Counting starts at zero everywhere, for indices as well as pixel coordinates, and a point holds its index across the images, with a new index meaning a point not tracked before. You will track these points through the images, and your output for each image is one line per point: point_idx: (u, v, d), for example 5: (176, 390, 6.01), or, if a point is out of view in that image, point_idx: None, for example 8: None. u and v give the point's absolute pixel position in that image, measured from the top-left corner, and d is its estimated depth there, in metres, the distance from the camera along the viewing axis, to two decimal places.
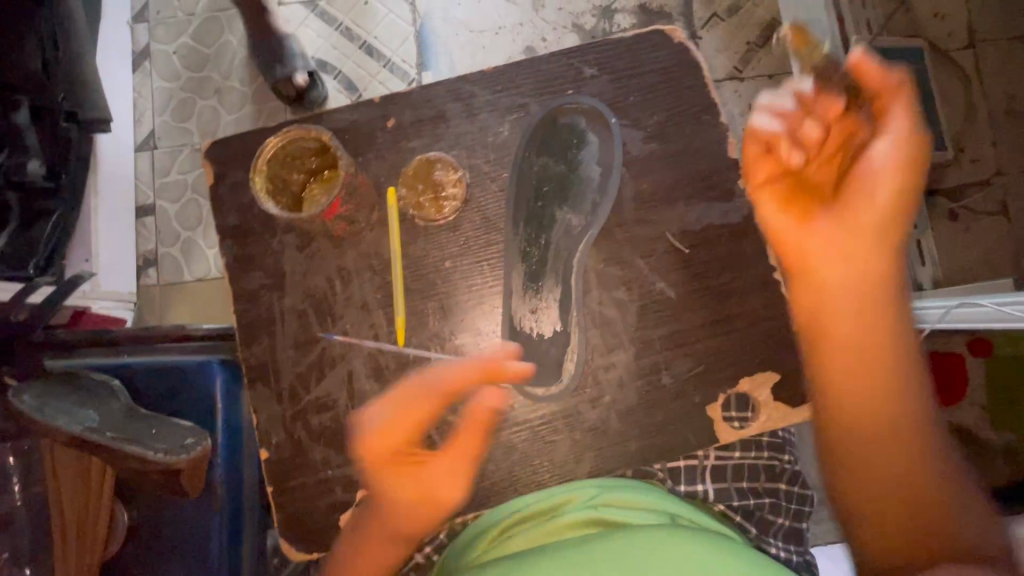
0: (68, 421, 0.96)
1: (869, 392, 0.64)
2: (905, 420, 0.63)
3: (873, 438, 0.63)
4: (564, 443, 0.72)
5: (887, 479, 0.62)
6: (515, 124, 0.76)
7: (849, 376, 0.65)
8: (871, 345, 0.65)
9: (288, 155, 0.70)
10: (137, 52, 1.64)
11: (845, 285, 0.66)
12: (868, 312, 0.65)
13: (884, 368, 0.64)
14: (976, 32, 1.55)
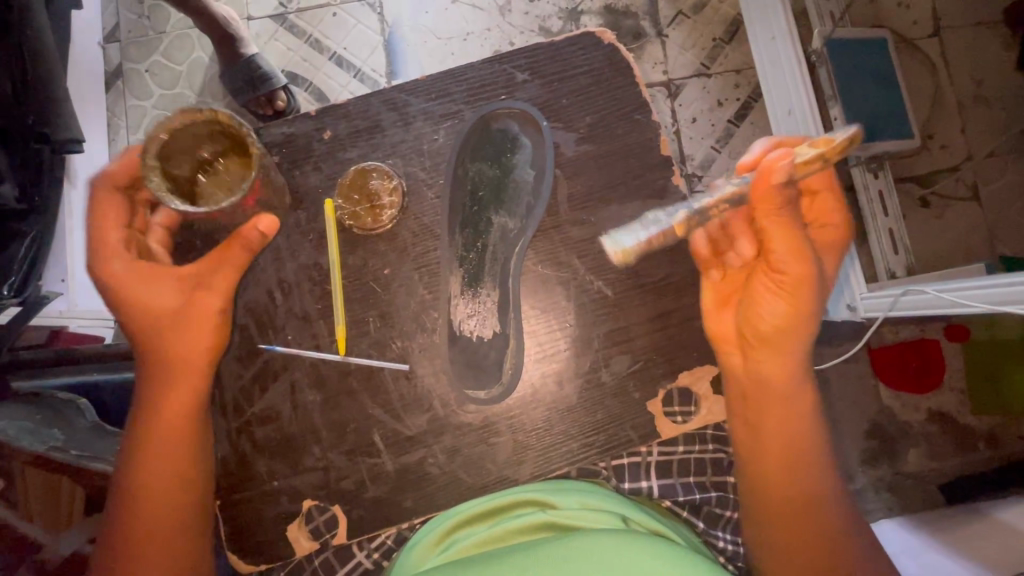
0: (32, 440, 0.98)
1: (779, 473, 0.67)
2: (812, 497, 0.66)
3: (786, 513, 0.66)
4: (506, 445, 0.73)
5: (798, 544, 0.65)
6: (449, 131, 0.77)
7: (761, 456, 0.68)
8: (784, 435, 0.67)
9: (194, 150, 0.71)
10: (109, 72, 1.65)
11: (755, 383, 0.68)
12: (776, 401, 0.67)
13: (793, 458, 0.67)
14: (940, 19, 1.56)
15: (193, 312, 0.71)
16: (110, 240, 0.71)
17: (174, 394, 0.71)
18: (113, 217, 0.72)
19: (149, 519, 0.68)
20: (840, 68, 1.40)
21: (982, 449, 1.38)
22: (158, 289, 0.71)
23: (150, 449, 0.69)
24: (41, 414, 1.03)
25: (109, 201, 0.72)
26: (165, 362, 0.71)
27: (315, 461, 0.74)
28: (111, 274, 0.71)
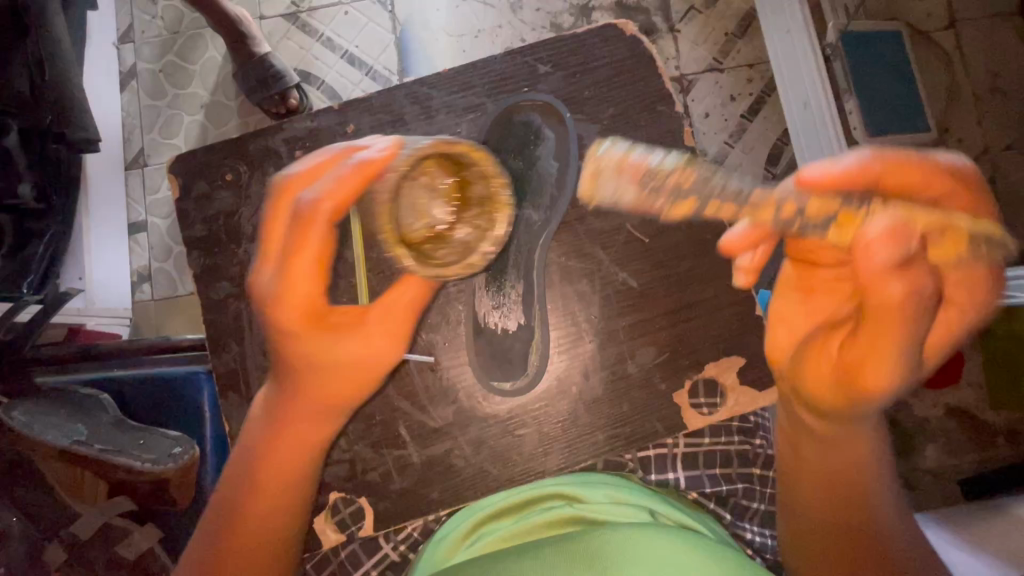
0: (58, 435, 1.00)
1: (829, 498, 0.64)
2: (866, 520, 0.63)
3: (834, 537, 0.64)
4: (532, 436, 0.73)
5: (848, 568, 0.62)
6: (472, 124, 0.77)
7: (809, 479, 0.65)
8: (837, 461, 0.64)
9: (404, 171, 0.59)
10: (123, 72, 1.66)
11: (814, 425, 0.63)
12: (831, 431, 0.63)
13: (844, 486, 0.64)
14: (956, 11, 1.55)
15: (364, 363, 0.64)
16: (301, 284, 0.57)
17: (304, 428, 0.65)
18: (317, 257, 0.56)
19: (240, 547, 0.63)
20: (857, 61, 1.39)
21: (1002, 445, 1.37)
22: (330, 345, 0.61)
23: (261, 485, 0.65)
24: (63, 408, 1.04)
25: (306, 236, 0.56)
26: (309, 397, 0.64)
27: (341, 453, 0.74)
28: (287, 323, 0.58)
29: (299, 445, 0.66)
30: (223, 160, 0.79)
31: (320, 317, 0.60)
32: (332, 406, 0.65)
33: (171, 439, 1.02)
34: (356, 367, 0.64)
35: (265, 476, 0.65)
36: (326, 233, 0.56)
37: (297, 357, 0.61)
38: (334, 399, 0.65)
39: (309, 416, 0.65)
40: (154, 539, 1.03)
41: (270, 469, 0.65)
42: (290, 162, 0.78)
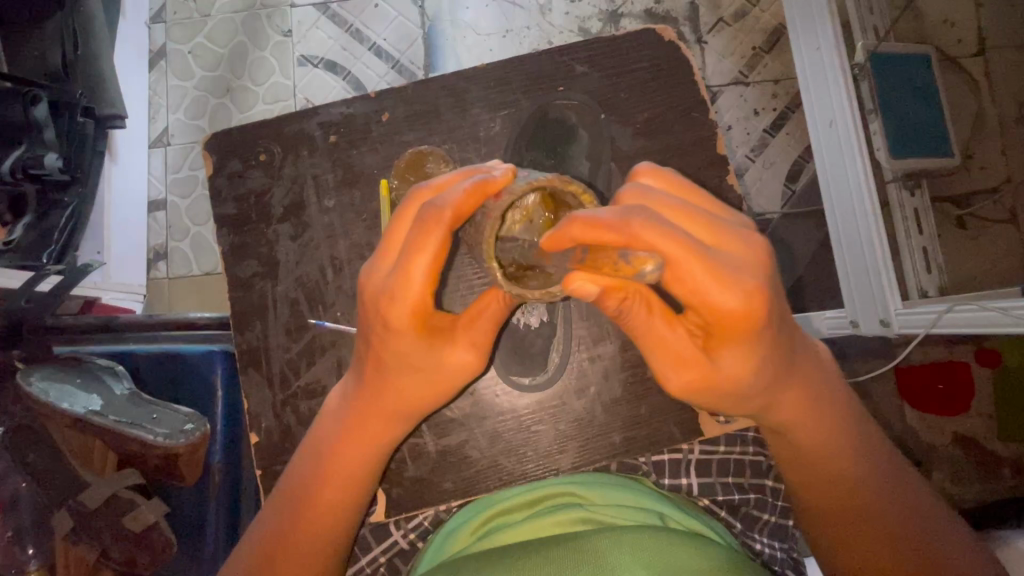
0: (73, 403, 1.01)
1: (832, 493, 0.66)
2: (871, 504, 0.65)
3: (843, 523, 0.66)
4: (549, 433, 0.74)
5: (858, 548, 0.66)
6: (506, 119, 0.78)
7: (803, 482, 0.68)
8: (814, 462, 0.66)
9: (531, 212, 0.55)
10: (153, 51, 1.68)
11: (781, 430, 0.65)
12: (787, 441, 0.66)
13: (830, 460, 0.66)
14: (985, 39, 1.54)
15: (446, 370, 0.63)
16: (416, 282, 0.56)
17: (372, 430, 0.66)
18: (434, 260, 0.55)
19: (300, 537, 0.65)
20: (884, 82, 1.38)
21: (1006, 476, 1.36)
22: (415, 343, 0.60)
23: (319, 488, 0.66)
24: (80, 376, 1.05)
25: (426, 238, 0.54)
26: (393, 397, 0.64)
27: None
28: (394, 320, 0.58)
29: (370, 441, 0.66)
30: (258, 141, 0.80)
31: (424, 318, 0.59)
32: (415, 410, 0.66)
33: (182, 414, 1.03)
34: (435, 377, 0.63)
35: (341, 462, 0.66)
36: (445, 237, 0.54)
37: (388, 349, 0.61)
38: (418, 401, 0.65)
39: (390, 412, 0.65)
40: (159, 513, 1.03)
41: (336, 461, 0.66)
42: (324, 147, 0.79)
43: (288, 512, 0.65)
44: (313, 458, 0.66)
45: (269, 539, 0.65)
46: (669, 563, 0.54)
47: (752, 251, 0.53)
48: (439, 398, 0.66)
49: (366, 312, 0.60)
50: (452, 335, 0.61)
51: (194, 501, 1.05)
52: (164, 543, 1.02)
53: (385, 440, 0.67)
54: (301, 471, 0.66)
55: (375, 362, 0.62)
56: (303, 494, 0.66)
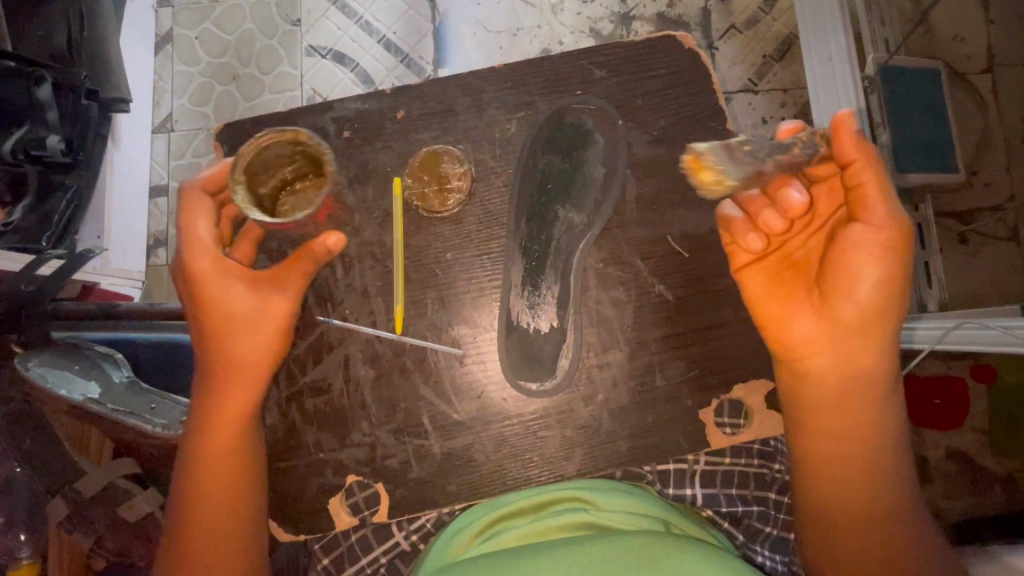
0: (71, 390, 0.99)
1: (858, 489, 0.65)
2: (889, 517, 0.65)
3: (858, 530, 0.65)
4: (555, 438, 0.74)
5: (866, 560, 0.64)
6: (522, 121, 0.77)
7: (834, 467, 0.66)
8: (866, 441, 0.66)
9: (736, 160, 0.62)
10: (159, 35, 1.66)
11: (826, 415, 0.67)
12: (846, 410, 0.66)
13: (862, 456, 0.66)
14: (995, 56, 1.54)
15: (270, 323, 0.71)
16: (201, 237, 0.71)
17: (232, 403, 0.71)
18: (206, 216, 0.71)
19: (206, 516, 0.69)
20: (893, 96, 1.39)
21: (1000, 494, 1.35)
22: (244, 290, 0.70)
23: (206, 472, 0.70)
24: (77, 363, 1.03)
25: (197, 204, 0.71)
26: (227, 357, 0.71)
27: (363, 436, 0.75)
28: (200, 272, 0.70)
29: (226, 406, 0.71)
30: (270, 133, 0.79)
31: (236, 272, 0.71)
32: (243, 366, 0.71)
33: (181, 405, 1.00)
34: (260, 327, 0.71)
35: (213, 437, 0.70)
36: (206, 200, 0.72)
37: (213, 307, 0.70)
38: (249, 351, 0.71)
39: (227, 368, 0.71)
40: (155, 502, 1.02)
41: (209, 447, 0.70)
42: (337, 142, 0.78)
43: (201, 497, 0.69)
44: (194, 442, 0.71)
45: (177, 518, 0.70)
46: (670, 565, 0.54)
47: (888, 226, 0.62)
48: (270, 349, 0.72)
49: (194, 288, 0.71)
50: (269, 290, 0.71)
51: None
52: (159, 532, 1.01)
53: (242, 404, 0.71)
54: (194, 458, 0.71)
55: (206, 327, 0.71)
56: (205, 477, 0.70)
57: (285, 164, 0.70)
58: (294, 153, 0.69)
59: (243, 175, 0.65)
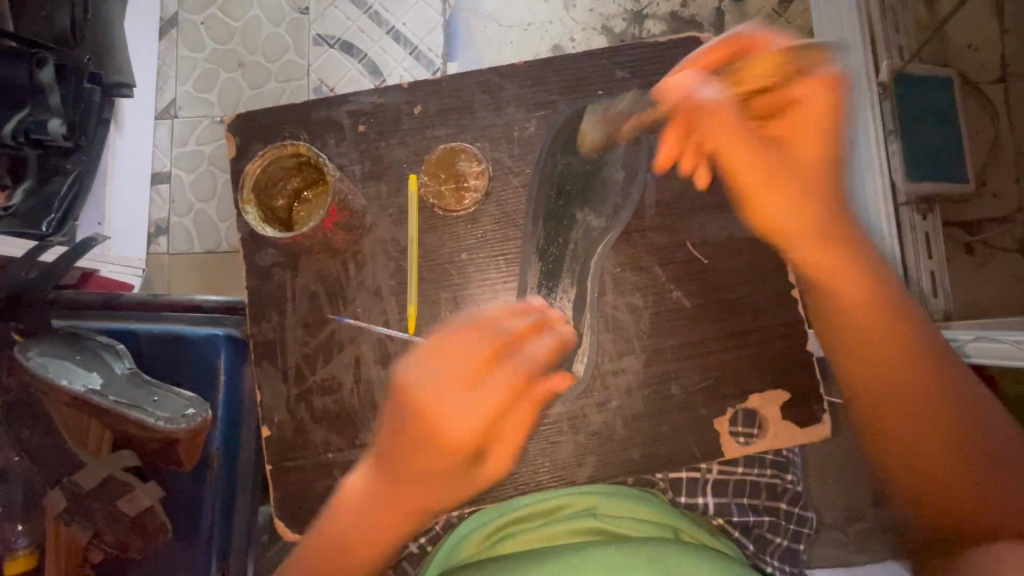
0: (71, 380, 0.98)
1: (930, 431, 0.67)
2: (942, 403, 0.67)
3: (919, 431, 0.67)
4: (568, 445, 0.72)
5: (934, 467, 0.67)
6: (541, 121, 0.76)
7: (879, 381, 0.69)
8: (923, 377, 0.68)
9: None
10: (164, 20, 1.63)
11: (851, 334, 0.69)
12: (890, 355, 0.68)
13: (897, 358, 0.68)
14: (1010, 65, 1.53)
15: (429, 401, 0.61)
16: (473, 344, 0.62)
17: (414, 466, 0.62)
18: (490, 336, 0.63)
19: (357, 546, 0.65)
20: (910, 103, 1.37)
21: None
22: (468, 392, 0.61)
23: (375, 518, 0.64)
24: (78, 353, 1.02)
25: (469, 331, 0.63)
26: (419, 431, 0.61)
27: (372, 437, 0.74)
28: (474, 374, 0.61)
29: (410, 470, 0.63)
30: (282, 126, 0.77)
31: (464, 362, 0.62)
32: (419, 430, 0.61)
33: (184, 398, 0.99)
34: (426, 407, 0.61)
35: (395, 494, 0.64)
36: None
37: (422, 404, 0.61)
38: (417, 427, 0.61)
39: (410, 432, 0.62)
40: (155, 497, 1.01)
41: (390, 503, 0.64)
42: (351, 136, 0.77)
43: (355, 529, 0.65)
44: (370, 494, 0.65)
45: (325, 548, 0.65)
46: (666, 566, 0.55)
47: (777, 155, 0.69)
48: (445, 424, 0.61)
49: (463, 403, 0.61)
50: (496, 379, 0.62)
51: (190, 487, 1.03)
52: (158, 528, 1.00)
53: (422, 469, 0.62)
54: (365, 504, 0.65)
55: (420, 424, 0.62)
56: (368, 520, 0.65)
57: (293, 175, 0.73)
58: (297, 164, 0.72)
59: (252, 195, 0.70)
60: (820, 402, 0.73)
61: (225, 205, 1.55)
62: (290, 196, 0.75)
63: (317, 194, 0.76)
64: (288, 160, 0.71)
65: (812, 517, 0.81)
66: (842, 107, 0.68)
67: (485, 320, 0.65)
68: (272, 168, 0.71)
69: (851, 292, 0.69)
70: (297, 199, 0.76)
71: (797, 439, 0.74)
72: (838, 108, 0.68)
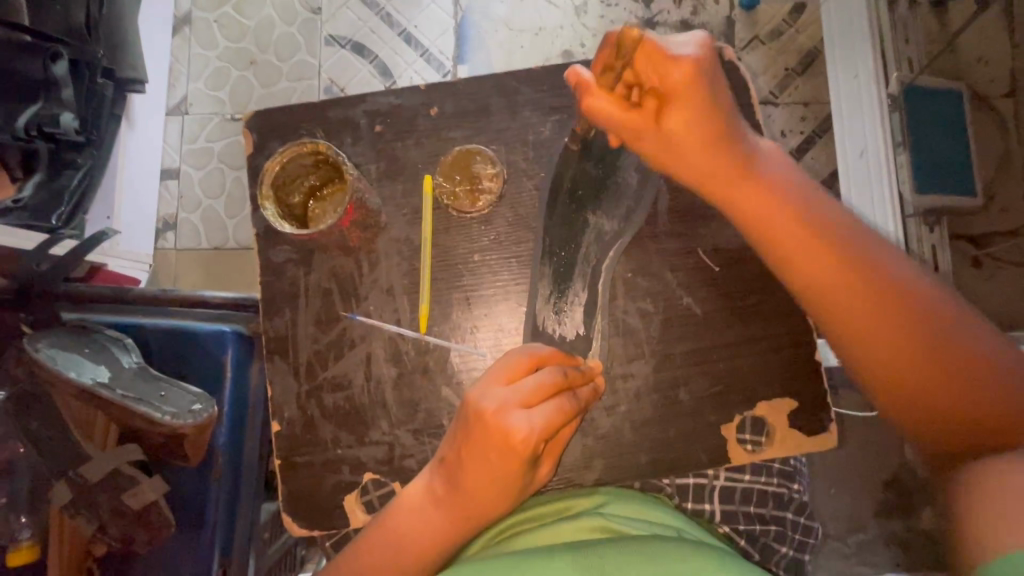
0: (80, 373, 0.98)
1: (934, 370, 0.63)
2: (945, 329, 0.64)
3: (933, 364, 0.63)
4: (576, 446, 0.73)
5: (954, 400, 0.63)
6: (556, 125, 0.76)
7: (875, 331, 0.64)
8: (898, 305, 0.64)
9: None
10: (177, 17, 1.64)
11: (830, 295, 0.65)
12: (874, 302, 0.64)
13: (887, 302, 0.64)
14: (1019, 80, 1.53)
15: (496, 426, 0.61)
16: (519, 371, 0.64)
17: (476, 489, 0.64)
18: (525, 369, 0.64)
19: (427, 550, 0.65)
20: (921, 114, 1.36)
21: None
22: (523, 415, 0.61)
23: (435, 530, 0.65)
24: (87, 346, 1.02)
25: (517, 366, 0.64)
26: (480, 454, 0.62)
27: (382, 435, 0.74)
28: (524, 398, 0.61)
29: (474, 489, 0.64)
30: (300, 123, 0.78)
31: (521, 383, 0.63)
32: (478, 448, 0.62)
33: (191, 395, 0.99)
34: (488, 433, 0.61)
35: (457, 513, 0.65)
36: None
37: (486, 427, 0.61)
38: (486, 452, 0.62)
39: (469, 456, 0.63)
40: (159, 492, 1.00)
41: (454, 519, 0.65)
42: (368, 136, 0.77)
43: (424, 534, 0.65)
44: (426, 505, 0.66)
45: (380, 555, 0.65)
46: (673, 560, 0.54)
47: (716, 116, 0.65)
48: (509, 453, 0.61)
49: (493, 433, 0.61)
50: (547, 406, 0.62)
51: (193, 482, 1.02)
52: (162, 522, 1.00)
53: (491, 488, 0.63)
54: (426, 515, 0.65)
55: (482, 447, 0.62)
56: (431, 530, 0.65)
57: (310, 174, 0.74)
58: (316, 162, 0.73)
59: (270, 191, 0.72)
60: (827, 411, 0.73)
61: (235, 202, 1.56)
62: (306, 195, 0.76)
63: (331, 193, 0.76)
64: (308, 158, 0.72)
65: (817, 528, 0.82)
66: (721, 81, 0.65)
67: (548, 355, 0.66)
68: (291, 165, 0.72)
69: (798, 245, 0.66)
70: (313, 198, 0.76)
71: (803, 447, 0.74)
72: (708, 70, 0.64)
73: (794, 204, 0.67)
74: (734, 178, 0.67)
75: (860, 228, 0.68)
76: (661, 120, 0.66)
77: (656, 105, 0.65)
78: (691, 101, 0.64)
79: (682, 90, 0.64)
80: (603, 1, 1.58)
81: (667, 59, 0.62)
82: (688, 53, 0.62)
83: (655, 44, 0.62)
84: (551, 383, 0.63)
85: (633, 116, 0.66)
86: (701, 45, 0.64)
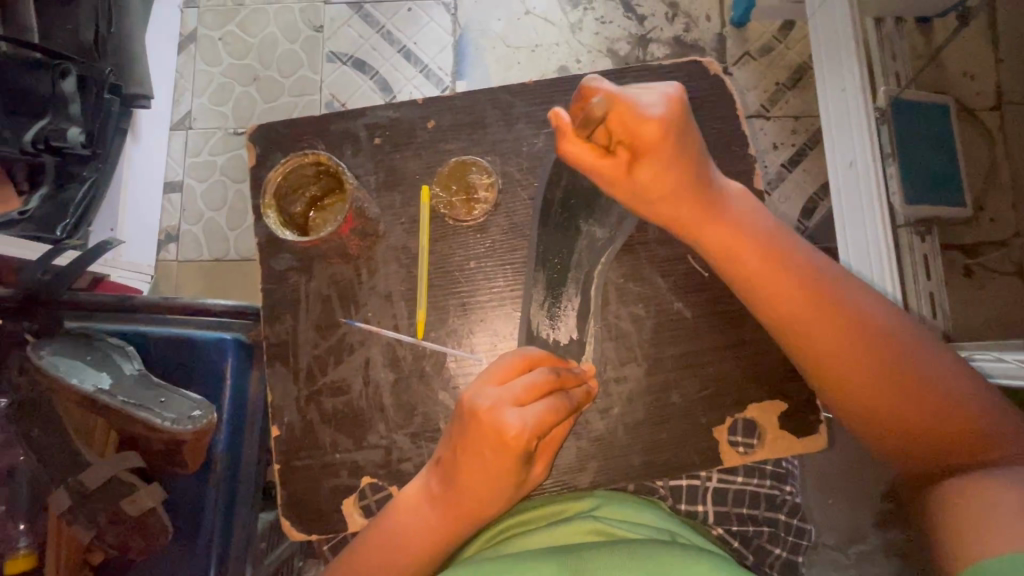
0: (83, 380, 1.01)
1: (893, 393, 0.66)
2: (903, 355, 0.66)
3: (890, 388, 0.66)
4: (570, 449, 0.74)
5: (911, 424, 0.65)
6: (549, 137, 0.79)
7: (837, 353, 0.67)
8: (861, 335, 0.66)
9: None
10: (183, 35, 1.69)
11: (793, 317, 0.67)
12: (835, 327, 0.66)
13: (848, 326, 0.66)
14: (1004, 94, 1.57)
15: (488, 425, 0.62)
16: (512, 372, 0.66)
17: (471, 488, 0.65)
18: (515, 371, 0.66)
19: (424, 552, 0.66)
20: (908, 127, 1.40)
21: None
22: (516, 413, 0.62)
23: (432, 531, 0.66)
24: (89, 355, 1.03)
25: (507, 370, 0.66)
26: (474, 453, 0.64)
27: (379, 438, 0.75)
28: (517, 396, 0.63)
29: (470, 488, 0.65)
30: (302, 135, 0.80)
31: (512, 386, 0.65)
32: (472, 447, 0.64)
33: (191, 401, 1.01)
34: (481, 430, 0.63)
35: (453, 512, 0.66)
36: None
37: (479, 426, 0.63)
38: (480, 450, 0.63)
39: (463, 454, 0.64)
40: (158, 498, 1.01)
41: (450, 519, 0.66)
42: (368, 147, 0.80)
43: (419, 537, 0.66)
44: (422, 508, 0.67)
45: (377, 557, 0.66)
46: (663, 564, 0.56)
47: (681, 173, 0.65)
48: (502, 451, 0.62)
49: (487, 431, 0.62)
50: (539, 405, 0.64)
51: (192, 488, 1.03)
52: (160, 529, 1.00)
53: (486, 486, 0.65)
54: (421, 518, 0.67)
55: (475, 446, 0.63)
56: (428, 531, 0.66)
57: (311, 183, 0.77)
58: (318, 172, 0.75)
59: (272, 200, 0.74)
60: (817, 414, 0.75)
61: (237, 214, 1.59)
62: (307, 203, 0.79)
63: (331, 203, 0.79)
64: (309, 169, 0.74)
65: (812, 529, 0.82)
66: (694, 132, 0.64)
67: (540, 356, 0.68)
68: (293, 174, 0.75)
69: (761, 270, 0.67)
70: (313, 206, 0.79)
71: (793, 449, 0.75)
72: (679, 129, 0.62)
73: (755, 232, 0.68)
74: (704, 220, 0.67)
75: (826, 260, 0.70)
76: (621, 178, 0.66)
77: (625, 156, 0.64)
78: (657, 157, 0.63)
79: (660, 149, 0.62)
80: (598, 19, 1.63)
81: (631, 115, 0.61)
82: (656, 115, 0.60)
83: (623, 100, 0.60)
84: (544, 383, 0.65)
85: (604, 169, 0.66)
86: (670, 104, 0.61)
